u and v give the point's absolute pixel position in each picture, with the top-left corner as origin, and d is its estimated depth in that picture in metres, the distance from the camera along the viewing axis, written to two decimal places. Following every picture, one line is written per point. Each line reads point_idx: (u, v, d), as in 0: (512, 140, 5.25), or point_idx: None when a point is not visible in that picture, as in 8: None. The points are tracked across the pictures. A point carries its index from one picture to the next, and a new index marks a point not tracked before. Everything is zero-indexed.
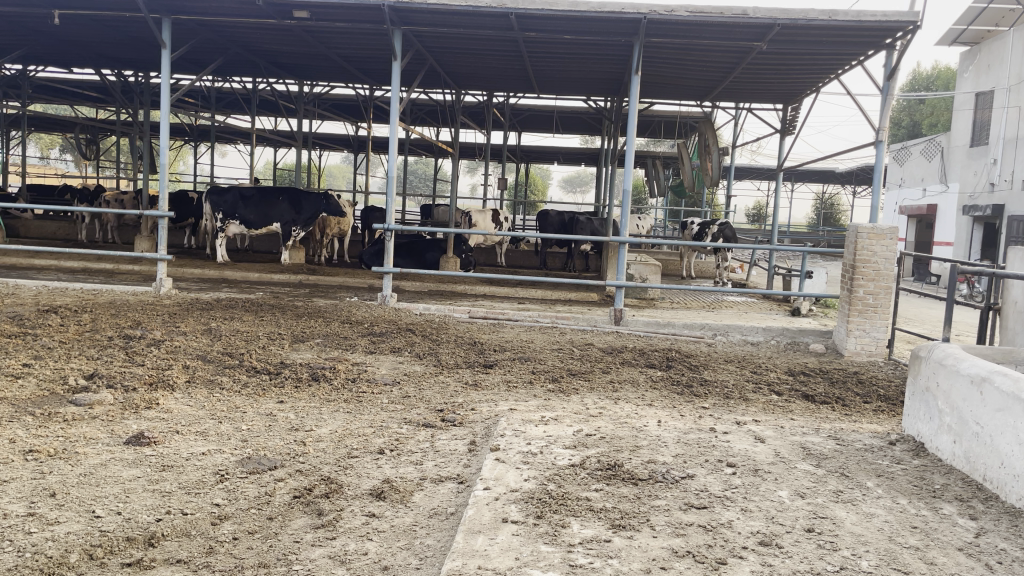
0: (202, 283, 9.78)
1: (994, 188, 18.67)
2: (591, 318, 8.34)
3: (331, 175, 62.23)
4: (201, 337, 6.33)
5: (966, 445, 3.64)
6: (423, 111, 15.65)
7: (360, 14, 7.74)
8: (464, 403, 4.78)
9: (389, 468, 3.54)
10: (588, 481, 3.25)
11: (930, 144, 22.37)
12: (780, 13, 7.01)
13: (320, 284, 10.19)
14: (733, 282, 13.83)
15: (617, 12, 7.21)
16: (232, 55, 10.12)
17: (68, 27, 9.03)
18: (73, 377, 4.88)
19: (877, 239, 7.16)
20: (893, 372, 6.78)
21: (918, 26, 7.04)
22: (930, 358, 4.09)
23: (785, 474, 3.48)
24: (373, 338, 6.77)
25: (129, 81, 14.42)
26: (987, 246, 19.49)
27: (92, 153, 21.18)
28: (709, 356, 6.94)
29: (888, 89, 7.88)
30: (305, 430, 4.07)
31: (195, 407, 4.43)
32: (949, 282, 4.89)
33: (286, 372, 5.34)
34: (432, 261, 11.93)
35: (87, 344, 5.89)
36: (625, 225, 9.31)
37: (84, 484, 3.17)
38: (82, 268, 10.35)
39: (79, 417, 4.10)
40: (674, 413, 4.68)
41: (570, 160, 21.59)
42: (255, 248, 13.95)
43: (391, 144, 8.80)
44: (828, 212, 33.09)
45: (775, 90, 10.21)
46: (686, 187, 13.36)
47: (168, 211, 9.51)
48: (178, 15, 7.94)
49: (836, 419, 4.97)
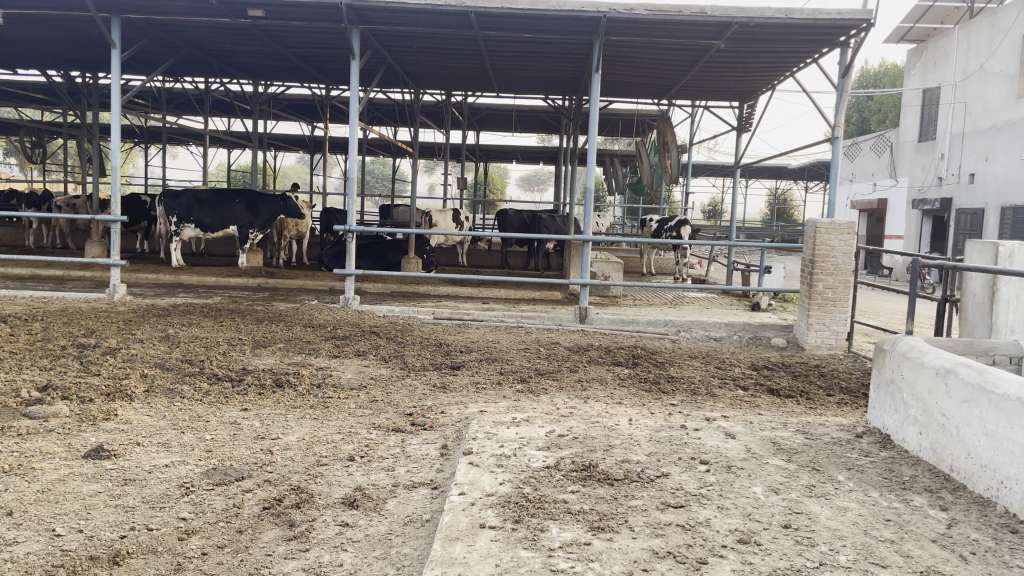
0: (158, 289, 9.54)
1: (942, 182, 19.12)
2: (556, 316, 8.34)
3: (286, 176, 61.43)
4: (158, 344, 6.17)
5: (932, 437, 3.69)
6: (381, 110, 15.50)
7: (316, 13, 7.62)
8: (433, 406, 4.72)
9: (361, 475, 3.47)
10: (564, 483, 3.23)
11: (880, 140, 22.88)
12: (738, 11, 7.07)
13: (279, 288, 10.01)
14: (693, 278, 13.98)
15: (577, 11, 7.20)
16: (184, 56, 9.91)
17: (11, 27, 8.73)
18: (27, 390, 4.70)
19: (835, 234, 7.30)
20: (853, 365, 6.89)
21: (872, 24, 7.14)
22: (895, 350, 4.15)
23: (758, 470, 3.49)
24: (337, 341, 6.67)
25: (75, 82, 14.01)
26: (936, 238, 20.01)
27: (37, 156, 20.57)
28: (674, 353, 6.98)
29: (843, 86, 7.99)
30: (271, 439, 3.98)
31: (156, 417, 4.29)
32: (911, 276, 4.98)
33: (249, 379, 5.22)
34: (393, 262, 11.84)
35: (39, 354, 5.70)
36: (587, 223, 9.30)
37: (42, 502, 3.04)
38: (31, 276, 10.03)
39: (34, 431, 3.96)
40: (644, 411, 4.69)
41: (529, 159, 21.61)
42: (211, 252, 13.72)
43: (349, 146, 8.68)
44: (782, 208, 33.62)
45: (731, 87, 10.29)
46: (646, 185, 13.44)
47: (121, 216, 9.24)
48: (127, 14, 7.74)
49: (802, 413, 5.01)
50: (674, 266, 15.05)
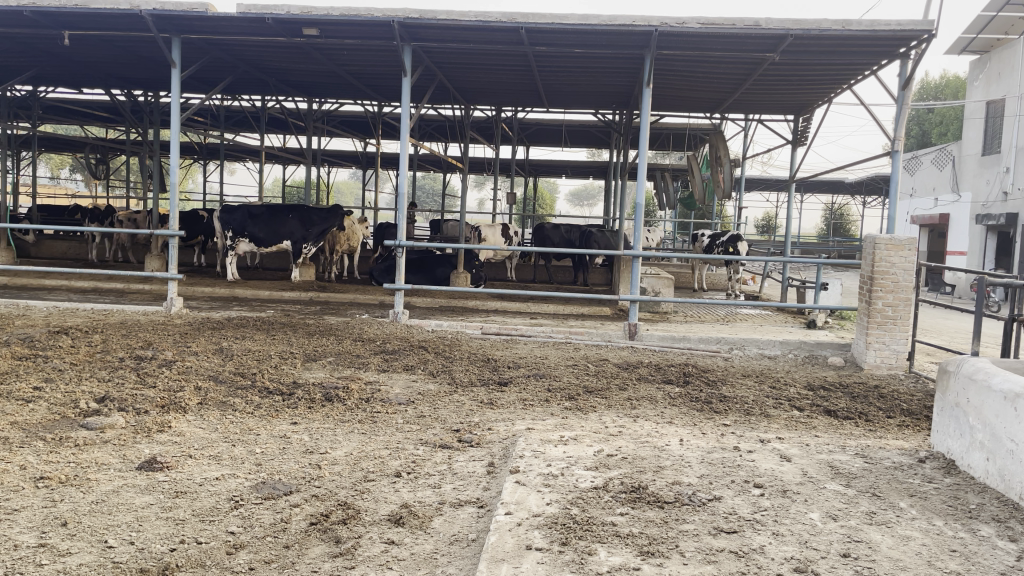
0: (213, 302, 9.74)
1: (1008, 197, 18.47)
2: (605, 333, 8.25)
3: (339, 191, 62.32)
4: (212, 357, 6.28)
5: (1000, 463, 3.53)
6: (433, 125, 15.67)
7: (369, 31, 7.72)
8: (481, 422, 4.70)
9: (407, 492, 3.45)
10: (613, 505, 3.16)
11: (942, 153, 22.26)
12: (793, 24, 6.95)
13: (330, 302, 10.11)
14: (746, 295, 13.72)
15: (629, 26, 7.16)
16: (242, 74, 10.14)
17: (77, 48, 9.04)
18: (85, 401, 4.81)
19: (895, 250, 7.08)
20: (914, 386, 6.65)
21: (933, 35, 6.95)
22: (959, 372, 3.99)
23: (815, 495, 3.38)
24: (386, 356, 6.69)
25: (138, 101, 14.43)
26: (1001, 255, 19.32)
27: (101, 172, 21.26)
28: (727, 371, 6.84)
29: (903, 98, 7.78)
30: (319, 453, 3.99)
31: (208, 430, 4.35)
32: (979, 296, 4.90)
33: (299, 393, 5.25)
34: (442, 277, 11.90)
35: (98, 365, 5.84)
36: (636, 238, 9.09)
37: (96, 513, 3.09)
38: (93, 289, 10.34)
39: (91, 442, 4.03)
40: (696, 431, 4.58)
41: (580, 174, 21.57)
42: (266, 265, 14.00)
43: (400, 162, 8.75)
44: (838, 223, 32.89)
45: (786, 101, 10.11)
46: (697, 201, 13.22)
47: (178, 230, 9.46)
48: (187, 35, 7.94)
49: (860, 435, 4.85)
50: (726, 282, 14.81)
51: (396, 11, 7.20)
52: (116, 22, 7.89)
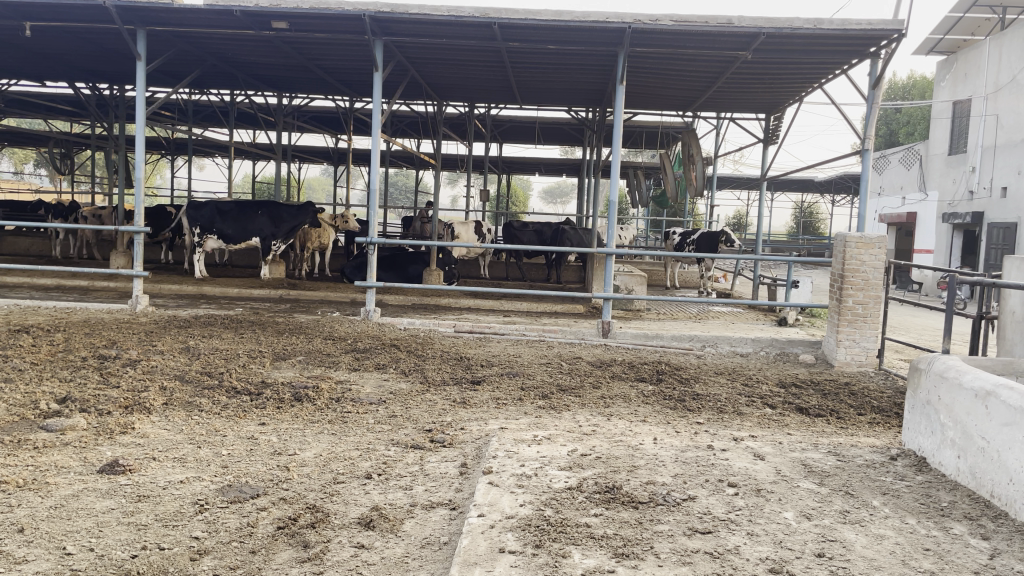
0: (180, 300, 9.57)
1: (973, 196, 18.78)
2: (578, 330, 8.23)
3: (310, 188, 61.78)
4: (179, 356, 6.15)
5: (971, 460, 3.54)
6: (405, 122, 15.56)
7: (339, 25, 7.62)
8: (453, 422, 4.63)
9: (378, 494, 3.39)
10: (587, 506, 3.12)
11: (909, 153, 22.58)
12: (765, 22, 6.97)
13: (300, 300, 9.98)
14: (718, 293, 13.80)
15: (602, 22, 7.12)
16: (210, 68, 9.97)
17: (39, 40, 8.83)
18: (45, 402, 4.68)
19: (865, 248, 7.14)
20: (885, 384, 6.69)
21: (903, 35, 7.00)
22: (930, 370, 4.00)
23: (789, 494, 3.36)
24: (357, 354, 6.60)
25: (104, 94, 14.13)
26: (966, 253, 19.76)
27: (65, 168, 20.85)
28: (700, 369, 6.84)
29: (874, 97, 7.84)
30: (288, 455, 3.91)
31: (174, 432, 4.24)
32: (949, 294, 4.94)
33: (267, 393, 5.15)
34: (415, 275, 11.81)
35: (60, 365, 5.69)
36: (611, 237, 9.06)
37: (55, 518, 2.99)
38: (56, 286, 10.14)
39: (51, 444, 3.92)
40: (669, 429, 4.56)
41: (553, 171, 21.57)
42: (235, 263, 13.81)
43: (372, 158, 8.63)
44: (807, 221, 33.24)
45: (758, 99, 10.16)
46: (671, 199, 13.21)
47: (144, 227, 9.26)
48: (153, 27, 7.77)
49: (833, 433, 4.86)
50: (699, 280, 14.87)
51: (367, 5, 7.11)
52: (78, 12, 7.70)
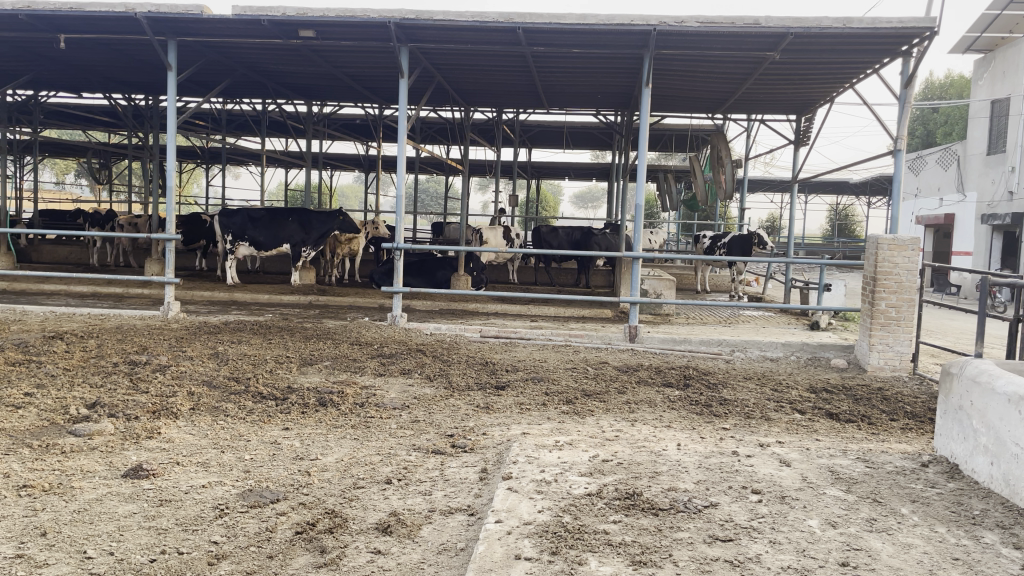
0: (212, 306, 9.69)
1: (1013, 197, 18.34)
2: (605, 335, 8.18)
3: (344, 196, 62.41)
4: (207, 362, 6.22)
5: (1004, 468, 3.44)
6: (434, 128, 15.63)
7: (365, 32, 7.67)
8: (476, 427, 4.62)
9: (397, 499, 3.38)
10: (605, 512, 3.08)
11: (947, 153, 22.14)
12: (793, 22, 6.88)
13: (329, 306, 10.04)
14: (750, 296, 13.64)
15: (627, 25, 7.07)
16: (240, 77, 10.11)
17: (75, 52, 9.02)
18: (75, 407, 4.75)
19: (899, 250, 6.99)
20: (919, 388, 6.54)
21: (936, 32, 6.86)
22: (963, 375, 3.90)
23: (814, 501, 3.29)
24: (383, 360, 6.63)
25: (138, 105, 14.38)
26: (1007, 254, 19.19)
27: (103, 178, 21.27)
28: (728, 374, 6.75)
29: (906, 96, 7.68)
30: (310, 460, 3.92)
31: (199, 436, 4.28)
32: (982, 297, 4.82)
33: (293, 398, 5.19)
34: (443, 280, 11.84)
35: (91, 371, 5.78)
36: (638, 240, 8.98)
37: (77, 522, 3.02)
38: (92, 293, 10.32)
39: (78, 448, 3.98)
40: (694, 435, 4.50)
41: (582, 176, 21.51)
42: (267, 269, 13.97)
43: (398, 165, 8.66)
44: (843, 223, 32.75)
45: (788, 100, 10.02)
46: (699, 201, 12.97)
47: (176, 234, 9.38)
48: (183, 37, 7.89)
49: (863, 439, 4.76)
50: (730, 284, 14.70)
51: (392, 12, 7.14)
52: (111, 24, 7.85)
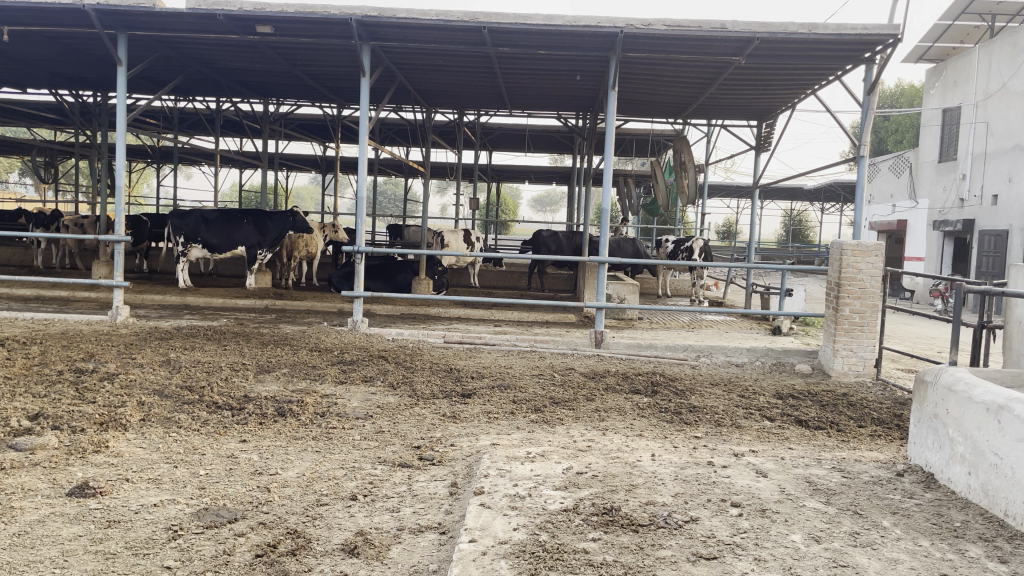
0: (163, 310, 9.36)
1: (964, 204, 18.75)
2: (570, 340, 8.06)
3: (299, 198, 61.83)
4: (158, 369, 5.95)
5: (983, 477, 3.39)
6: (394, 129, 15.41)
7: (325, 29, 7.45)
8: (443, 438, 4.46)
9: (363, 517, 3.21)
10: (584, 530, 2.95)
11: (899, 160, 22.56)
12: (759, 27, 6.86)
13: (286, 310, 9.77)
14: (710, 301, 13.71)
15: (593, 27, 6.99)
16: (193, 74, 9.79)
17: (18, 44, 8.63)
18: (16, 419, 4.47)
19: (862, 256, 7.00)
20: (882, 394, 6.55)
21: (899, 40, 6.89)
22: (938, 383, 3.86)
23: (796, 514, 3.21)
24: (344, 366, 6.42)
25: (87, 102, 13.87)
26: (957, 260, 19.67)
27: (48, 175, 20.52)
28: (695, 380, 6.67)
29: (868, 103, 7.73)
30: (269, 474, 3.72)
31: (149, 450, 4.05)
32: (954, 305, 4.77)
33: (250, 408, 4.97)
34: (403, 284, 11.65)
35: (34, 379, 5.47)
36: (602, 245, 8.83)
37: (16, 547, 2.80)
38: (35, 297, 9.92)
39: (18, 465, 3.72)
40: (667, 445, 4.39)
41: (543, 180, 21.47)
42: (220, 273, 13.59)
43: (358, 167, 8.43)
44: (797, 229, 33.43)
45: (750, 105, 10.06)
46: (661, 206, 12.94)
47: (124, 236, 9.01)
48: (134, 31, 7.59)
49: (835, 447, 4.72)
50: (690, 289, 14.74)
51: (354, 9, 6.95)
52: (57, 17, 7.52)
